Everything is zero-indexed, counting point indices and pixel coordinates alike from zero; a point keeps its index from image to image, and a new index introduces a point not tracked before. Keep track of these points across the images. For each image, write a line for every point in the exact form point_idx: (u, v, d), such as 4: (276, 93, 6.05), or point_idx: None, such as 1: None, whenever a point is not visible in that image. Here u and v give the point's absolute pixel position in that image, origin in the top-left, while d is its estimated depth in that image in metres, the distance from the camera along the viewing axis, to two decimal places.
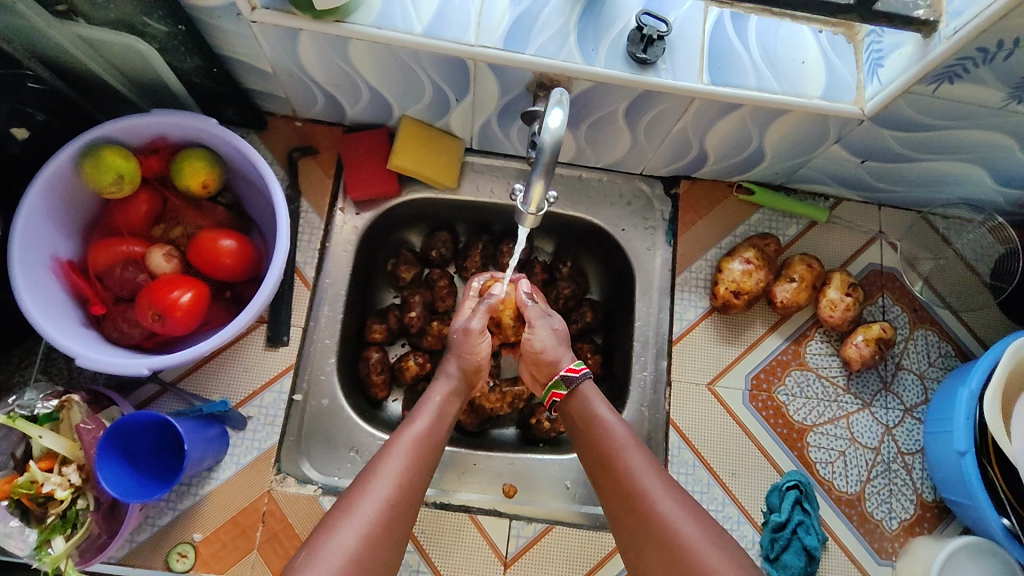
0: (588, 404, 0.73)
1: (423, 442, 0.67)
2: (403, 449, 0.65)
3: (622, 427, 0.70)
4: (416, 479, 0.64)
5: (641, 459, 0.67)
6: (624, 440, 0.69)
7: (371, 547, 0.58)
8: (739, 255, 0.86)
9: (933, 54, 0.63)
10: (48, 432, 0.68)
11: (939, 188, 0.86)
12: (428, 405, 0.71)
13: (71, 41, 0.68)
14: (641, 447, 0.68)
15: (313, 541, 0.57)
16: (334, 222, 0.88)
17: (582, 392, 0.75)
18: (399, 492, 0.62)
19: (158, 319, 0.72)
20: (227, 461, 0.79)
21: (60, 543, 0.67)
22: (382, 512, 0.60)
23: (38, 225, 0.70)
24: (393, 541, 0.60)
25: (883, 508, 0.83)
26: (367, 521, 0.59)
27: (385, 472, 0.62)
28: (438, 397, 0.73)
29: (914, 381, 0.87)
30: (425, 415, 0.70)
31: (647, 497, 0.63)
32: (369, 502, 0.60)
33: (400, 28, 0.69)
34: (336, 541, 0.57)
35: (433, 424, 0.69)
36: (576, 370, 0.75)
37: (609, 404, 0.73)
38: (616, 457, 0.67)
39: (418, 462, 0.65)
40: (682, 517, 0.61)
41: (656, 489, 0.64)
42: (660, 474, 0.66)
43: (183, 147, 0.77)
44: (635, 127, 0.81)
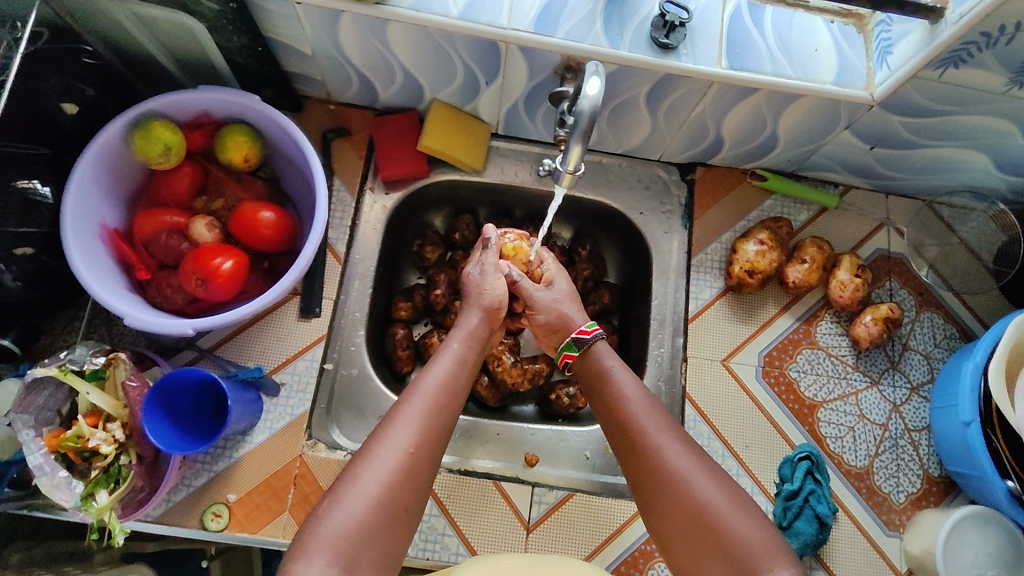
0: (601, 363, 0.75)
1: (444, 388, 0.68)
2: (423, 393, 0.67)
3: (635, 389, 0.72)
4: (437, 424, 0.66)
5: (652, 417, 0.68)
6: (638, 401, 0.70)
7: (393, 494, 0.60)
8: (754, 237, 0.89)
9: (939, 39, 0.67)
10: (94, 389, 0.71)
11: (944, 175, 0.91)
12: (448, 352, 0.73)
13: (127, 19, 0.72)
14: (654, 406, 0.70)
15: (336, 490, 0.60)
16: (365, 201, 0.92)
17: (597, 352, 0.77)
18: (419, 438, 0.64)
19: (201, 283, 0.75)
20: (260, 426, 0.82)
21: (104, 496, 0.69)
22: (404, 459, 0.62)
23: (89, 193, 0.74)
24: (418, 485, 0.62)
25: (891, 482, 0.86)
26: (389, 469, 0.61)
27: (404, 422, 0.64)
28: (456, 345, 0.74)
29: (921, 361, 0.91)
30: (444, 362, 0.71)
31: (660, 456, 0.65)
32: (390, 451, 0.62)
33: (436, 11, 0.73)
34: (359, 489, 0.59)
35: (452, 370, 0.70)
36: (588, 332, 0.77)
37: (623, 363, 0.75)
38: (631, 418, 0.69)
39: (441, 405, 0.67)
40: (698, 473, 0.63)
41: (669, 446, 0.65)
42: (673, 431, 0.67)
43: (226, 123, 0.81)
44: (656, 112, 0.84)
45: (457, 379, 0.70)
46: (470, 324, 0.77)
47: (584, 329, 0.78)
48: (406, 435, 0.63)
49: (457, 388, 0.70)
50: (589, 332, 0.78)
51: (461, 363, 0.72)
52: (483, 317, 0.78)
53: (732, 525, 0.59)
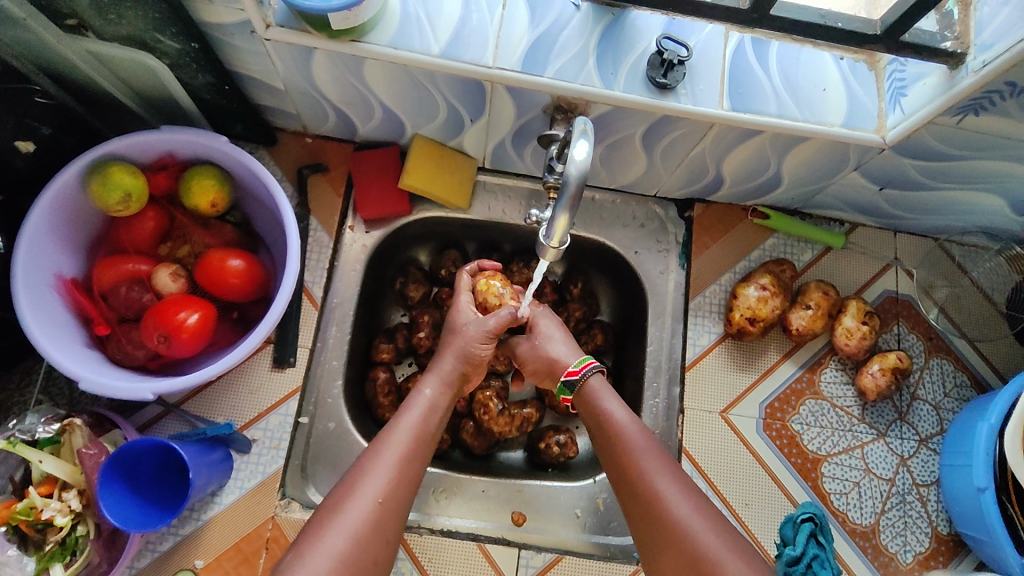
0: (594, 399, 0.72)
1: (418, 434, 0.66)
2: (396, 441, 0.65)
3: (633, 425, 0.69)
4: (410, 472, 0.64)
5: (653, 456, 0.66)
6: (639, 437, 0.67)
7: (361, 547, 0.58)
8: (755, 281, 0.84)
9: (959, 86, 0.62)
10: (48, 457, 0.66)
11: (956, 216, 0.86)
12: (422, 396, 0.71)
13: (81, 57, 0.67)
14: (653, 443, 0.67)
15: (301, 544, 0.57)
16: (343, 241, 0.87)
17: (591, 389, 0.73)
18: (391, 486, 0.62)
19: (163, 340, 0.70)
20: (230, 485, 0.77)
21: (59, 571, 0.66)
22: (372, 511, 0.60)
23: (42, 243, 0.69)
24: (386, 537, 0.60)
25: (898, 541, 0.82)
26: (357, 521, 0.59)
27: (373, 473, 0.62)
28: (431, 390, 0.72)
29: (930, 412, 0.86)
30: (418, 408, 0.69)
31: (660, 501, 0.62)
32: (359, 502, 0.60)
33: (416, 49, 0.67)
34: (325, 543, 0.57)
35: (425, 416, 0.69)
36: (576, 372, 0.74)
37: (620, 399, 0.72)
38: (629, 456, 0.66)
39: (414, 452, 0.65)
40: (698, 519, 0.61)
41: (669, 490, 0.63)
42: (673, 473, 0.65)
43: (192, 164, 0.76)
44: (652, 151, 0.79)
45: (430, 426, 0.69)
46: (444, 370, 0.73)
47: (572, 370, 0.74)
48: (377, 483, 0.61)
49: (430, 435, 0.68)
50: (577, 372, 0.74)
51: (435, 410, 0.70)
52: (458, 363, 0.74)
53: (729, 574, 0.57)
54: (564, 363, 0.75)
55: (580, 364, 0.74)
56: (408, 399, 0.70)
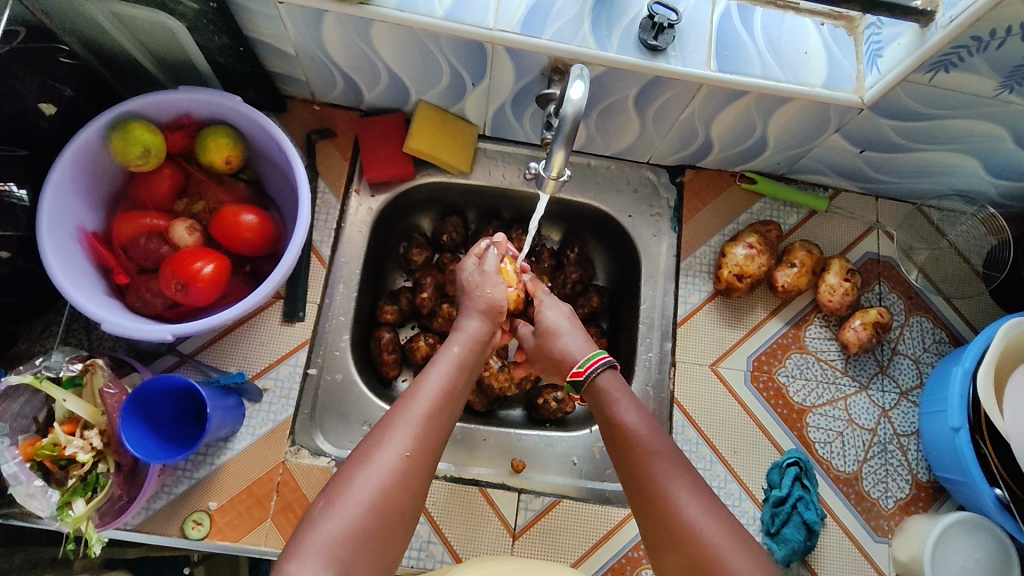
0: (613, 404, 0.70)
1: (444, 392, 0.66)
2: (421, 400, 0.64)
3: (649, 432, 0.67)
4: (436, 429, 0.63)
5: (665, 463, 0.64)
6: (657, 445, 0.66)
7: (388, 499, 0.58)
8: (743, 241, 0.88)
9: (929, 43, 0.67)
10: (72, 395, 0.70)
11: (934, 179, 0.90)
12: (450, 354, 0.70)
13: (105, 18, 0.71)
14: (669, 451, 0.65)
15: (329, 491, 0.58)
16: (350, 203, 0.91)
17: (603, 389, 0.72)
18: (418, 440, 0.61)
19: (181, 288, 0.74)
20: (242, 432, 0.81)
21: (81, 506, 0.68)
22: (400, 463, 0.59)
23: (66, 195, 0.72)
24: (413, 490, 0.60)
25: (879, 487, 0.86)
26: (385, 474, 0.59)
27: (398, 427, 0.61)
28: (459, 348, 0.71)
29: (910, 366, 0.90)
30: (445, 364, 0.69)
31: (674, 508, 0.61)
32: (386, 454, 0.60)
33: (421, 11, 0.71)
34: (350, 495, 0.57)
35: (453, 374, 0.68)
36: (581, 372, 0.73)
37: (637, 407, 0.69)
38: (643, 463, 0.65)
39: (440, 410, 0.64)
40: (710, 524, 0.60)
41: (682, 496, 0.61)
42: (689, 476, 0.63)
43: (207, 124, 0.80)
44: (645, 114, 0.84)
45: (459, 383, 0.68)
46: (469, 329, 0.73)
47: (578, 369, 0.74)
48: (405, 437, 0.61)
49: (458, 393, 0.68)
50: (581, 373, 0.73)
51: (464, 367, 0.69)
52: (482, 321, 0.74)
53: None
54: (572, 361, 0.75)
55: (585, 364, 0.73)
56: (434, 357, 0.70)
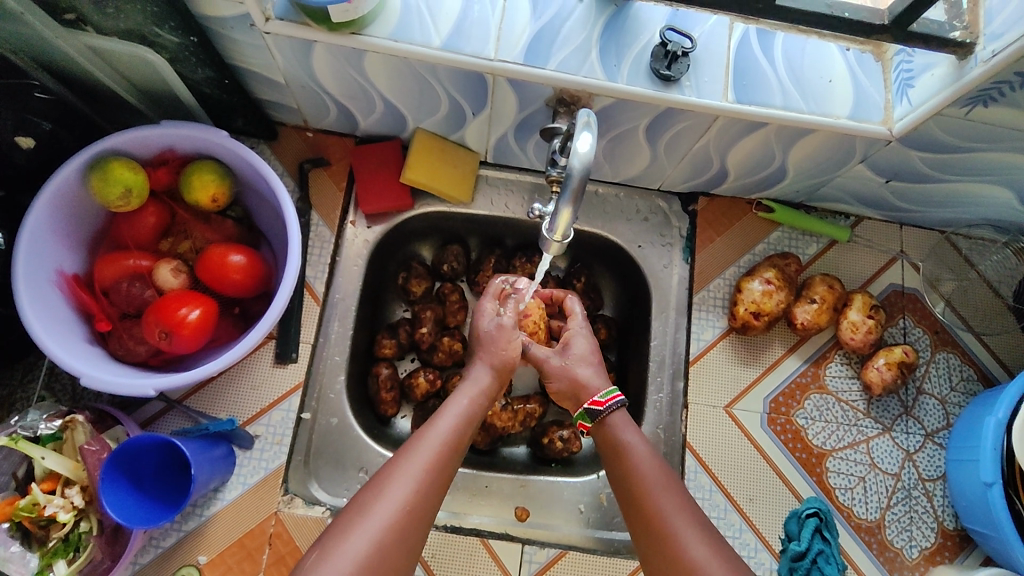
0: (618, 434, 0.69)
1: (449, 443, 0.63)
2: (425, 448, 0.62)
3: (655, 463, 0.65)
4: (436, 484, 0.61)
5: (670, 496, 0.62)
6: (660, 479, 0.64)
7: (384, 554, 0.55)
8: (760, 275, 0.84)
9: (968, 77, 0.62)
10: (51, 453, 0.66)
11: (964, 208, 0.85)
12: (454, 405, 0.67)
13: (80, 52, 0.66)
14: (674, 485, 0.64)
15: (323, 545, 0.55)
16: (345, 235, 0.87)
17: (610, 423, 0.70)
18: (417, 493, 0.59)
19: (165, 337, 0.70)
20: (232, 481, 0.77)
21: (62, 568, 0.65)
22: (397, 517, 0.57)
23: (43, 240, 0.68)
24: (409, 546, 0.57)
25: (903, 536, 0.82)
26: (381, 526, 0.56)
27: (398, 478, 0.59)
28: (466, 399, 0.69)
29: (936, 406, 0.86)
30: (449, 415, 0.66)
31: (678, 542, 0.59)
32: (384, 506, 0.57)
33: (417, 41, 0.67)
34: (348, 546, 0.54)
35: (458, 425, 0.66)
36: (601, 403, 0.70)
37: (639, 433, 0.69)
38: (648, 496, 0.63)
39: (443, 461, 0.62)
40: (713, 561, 0.57)
41: (686, 531, 0.59)
42: (692, 513, 0.62)
43: (192, 159, 0.76)
44: (656, 144, 0.79)
45: (463, 437, 0.66)
46: (478, 377, 0.71)
47: (596, 400, 0.71)
48: (404, 490, 0.58)
49: (461, 446, 0.65)
50: (602, 403, 0.70)
51: (470, 419, 0.67)
52: (492, 372, 0.72)
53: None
54: (590, 390, 0.72)
55: (605, 397, 0.71)
56: (441, 407, 0.67)
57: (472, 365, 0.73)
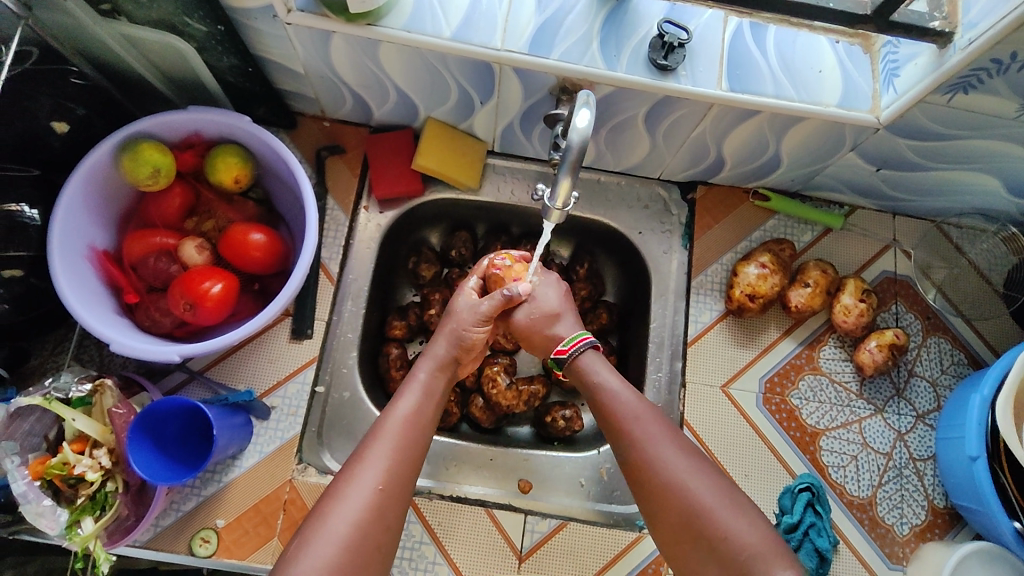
0: (591, 373, 0.71)
1: (410, 423, 0.66)
2: (388, 432, 0.64)
3: (625, 391, 0.69)
4: (405, 465, 0.63)
5: (646, 423, 0.66)
6: (637, 408, 0.67)
7: (364, 535, 0.58)
8: (755, 260, 0.87)
9: (948, 64, 0.65)
10: (81, 415, 0.70)
11: (953, 197, 0.88)
12: (414, 383, 0.70)
13: (115, 40, 0.71)
14: (649, 412, 0.67)
15: (304, 531, 0.58)
16: (358, 220, 0.91)
17: (582, 363, 0.72)
18: (387, 477, 0.61)
19: (189, 308, 0.74)
20: (250, 449, 0.81)
21: (90, 524, 0.69)
22: (370, 502, 0.59)
23: (77, 216, 0.73)
24: (388, 523, 0.60)
25: (895, 513, 0.84)
26: (357, 509, 0.59)
27: (369, 461, 0.62)
28: (424, 374, 0.71)
29: (927, 388, 0.88)
30: (411, 395, 0.68)
31: (653, 459, 0.63)
32: (357, 490, 0.60)
33: (428, 32, 0.71)
34: (328, 528, 0.57)
35: (419, 405, 0.68)
36: (564, 351, 0.73)
37: (612, 368, 0.72)
38: (627, 424, 0.66)
39: (409, 442, 0.65)
40: (696, 482, 0.61)
41: (666, 454, 0.63)
42: (669, 436, 0.65)
43: (217, 143, 0.80)
44: (655, 132, 0.82)
45: (427, 415, 0.68)
46: (438, 354, 0.73)
47: (561, 348, 0.74)
48: (374, 475, 0.61)
49: (423, 424, 0.68)
50: (566, 350, 0.73)
51: (430, 396, 0.69)
52: (451, 346, 0.74)
53: (728, 529, 0.58)
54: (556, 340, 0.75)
55: (571, 343, 0.73)
56: (401, 388, 0.69)
57: (431, 342, 0.75)
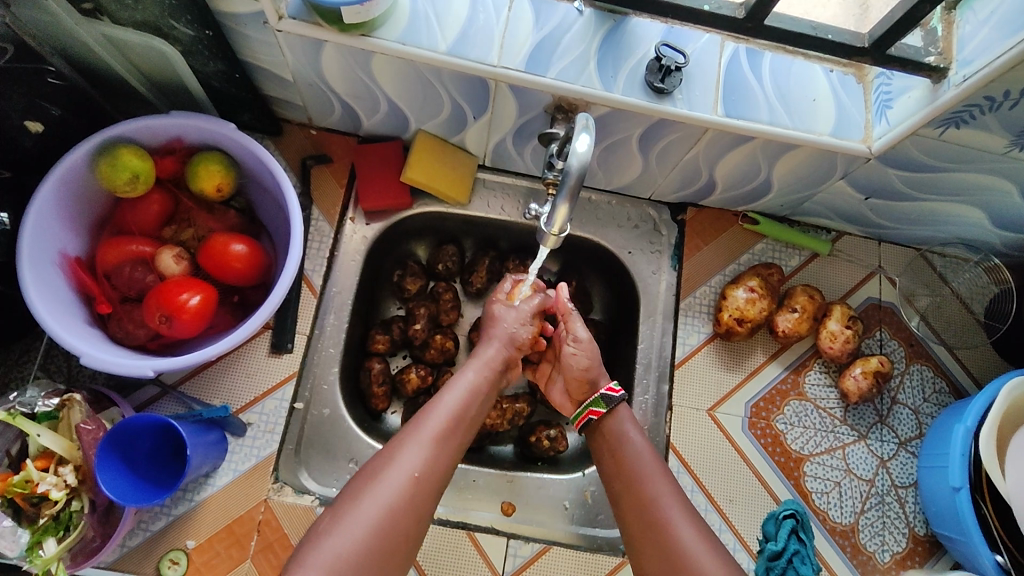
0: (620, 426, 0.74)
1: (455, 415, 0.69)
2: (432, 424, 0.68)
3: (646, 450, 0.71)
4: (446, 452, 0.67)
5: (659, 483, 0.68)
6: (648, 466, 0.69)
7: (393, 519, 0.61)
8: (744, 284, 0.87)
9: (942, 98, 0.66)
10: (46, 430, 0.67)
11: (939, 227, 0.89)
12: (461, 380, 0.73)
13: (96, 41, 0.69)
14: (662, 471, 0.70)
15: (340, 506, 0.61)
16: (344, 231, 0.89)
17: (619, 416, 0.75)
18: (427, 463, 0.65)
19: (165, 320, 0.71)
20: (224, 467, 0.78)
21: (52, 546, 0.66)
22: (407, 484, 0.63)
23: (49, 223, 0.70)
24: (419, 510, 0.63)
25: (876, 540, 0.84)
26: (391, 493, 0.62)
27: (410, 447, 0.65)
28: (473, 373, 0.74)
29: (909, 416, 0.89)
30: (458, 390, 0.72)
31: (667, 526, 0.65)
32: (395, 473, 0.63)
33: (423, 45, 0.69)
34: (362, 510, 0.60)
35: (466, 399, 0.72)
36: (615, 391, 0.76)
37: (638, 427, 0.74)
38: (639, 481, 0.69)
39: (447, 436, 0.68)
40: (700, 549, 0.63)
41: (676, 517, 0.65)
42: (682, 501, 0.67)
43: (199, 149, 0.78)
44: (648, 153, 0.82)
45: (469, 406, 0.72)
46: (488, 357, 0.76)
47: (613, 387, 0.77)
48: (415, 458, 0.64)
49: (468, 417, 0.71)
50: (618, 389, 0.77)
51: (477, 391, 0.73)
52: (501, 350, 0.77)
53: None
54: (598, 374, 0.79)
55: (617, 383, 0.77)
56: (451, 380, 0.73)
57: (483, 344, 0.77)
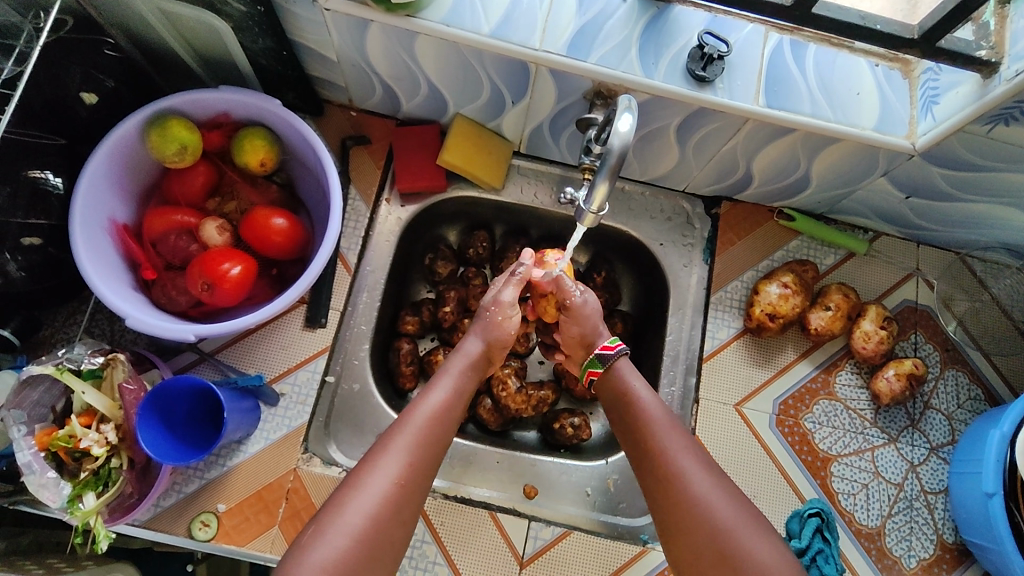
0: (625, 384, 0.72)
1: (435, 417, 0.66)
2: (411, 423, 0.64)
3: (657, 404, 0.69)
4: (426, 454, 0.64)
5: (673, 437, 0.66)
6: (658, 419, 0.68)
7: (378, 527, 0.58)
8: (777, 279, 0.86)
9: (992, 94, 0.64)
10: (90, 388, 0.70)
11: (981, 231, 0.87)
12: (443, 379, 0.70)
13: (153, 15, 0.71)
14: (673, 423, 0.68)
15: (320, 518, 0.57)
16: (379, 212, 0.90)
17: (619, 371, 0.73)
18: (409, 468, 0.61)
19: (207, 288, 0.74)
20: (256, 435, 0.80)
21: (91, 500, 0.68)
22: (391, 491, 0.59)
23: (100, 188, 0.72)
24: (403, 519, 0.60)
25: (903, 545, 0.83)
26: (374, 500, 0.58)
27: (389, 452, 0.61)
28: (455, 373, 0.71)
29: (942, 421, 0.87)
30: (439, 392, 0.68)
31: (682, 479, 0.63)
32: (375, 480, 0.59)
33: (467, 27, 0.70)
34: (344, 519, 0.57)
35: (448, 400, 0.68)
36: (611, 348, 0.75)
37: (646, 379, 0.73)
38: (651, 437, 0.66)
39: (428, 438, 0.64)
40: (721, 502, 0.61)
41: (690, 468, 0.63)
42: (696, 454, 0.65)
43: (244, 125, 0.80)
44: (685, 144, 0.82)
45: (449, 406, 0.68)
46: (470, 353, 0.73)
47: (606, 345, 0.75)
48: (396, 464, 0.61)
49: (451, 418, 0.68)
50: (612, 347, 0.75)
51: (458, 392, 0.70)
52: (485, 346, 0.74)
53: (753, 555, 0.57)
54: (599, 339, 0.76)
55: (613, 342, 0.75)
56: (432, 380, 0.70)
57: (468, 341, 0.74)
